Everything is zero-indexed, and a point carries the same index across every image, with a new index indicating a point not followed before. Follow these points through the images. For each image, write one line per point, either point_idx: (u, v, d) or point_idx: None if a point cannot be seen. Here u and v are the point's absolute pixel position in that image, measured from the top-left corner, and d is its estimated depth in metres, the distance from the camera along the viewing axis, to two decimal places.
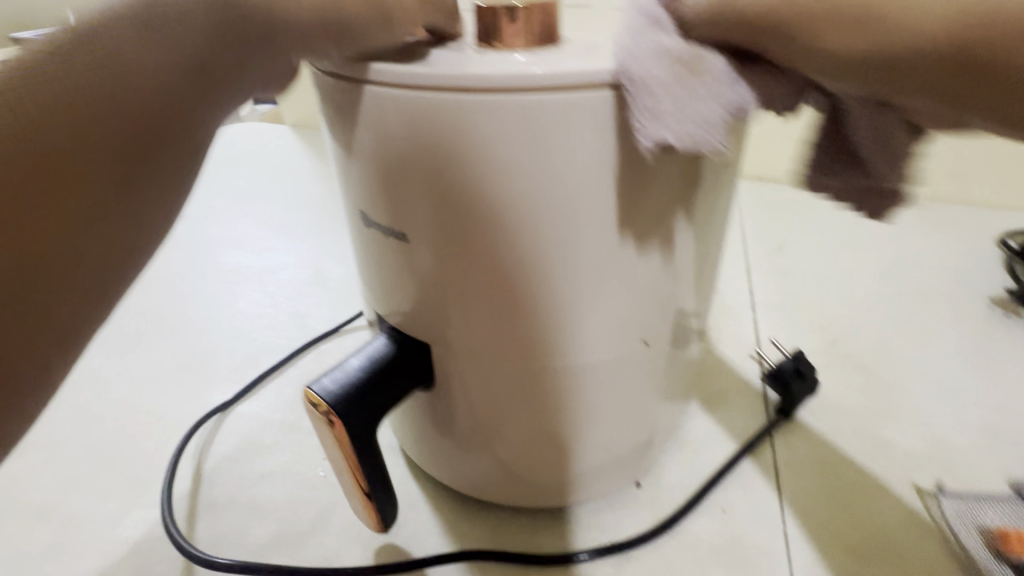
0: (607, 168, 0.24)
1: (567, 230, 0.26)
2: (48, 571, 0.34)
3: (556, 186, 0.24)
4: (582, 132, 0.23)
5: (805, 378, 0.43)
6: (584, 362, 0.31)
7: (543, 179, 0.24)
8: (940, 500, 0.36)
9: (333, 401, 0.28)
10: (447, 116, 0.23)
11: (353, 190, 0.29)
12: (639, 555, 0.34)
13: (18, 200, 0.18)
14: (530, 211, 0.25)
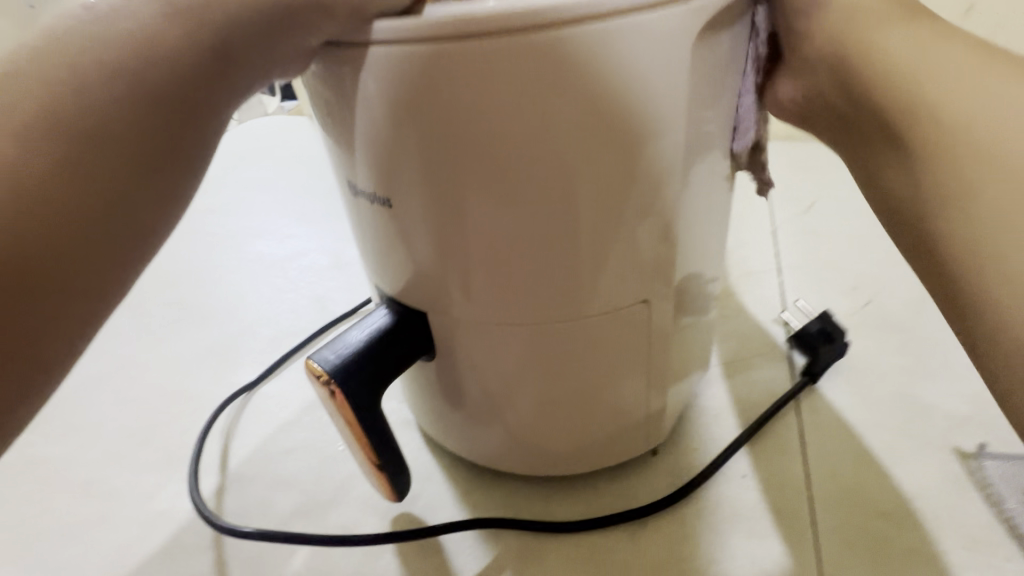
0: (581, 109, 0.23)
1: (561, 176, 0.25)
2: (94, 540, 0.37)
3: (546, 131, 0.24)
4: (551, 75, 0.22)
5: (834, 340, 0.40)
6: (589, 317, 0.30)
7: (516, 126, 0.23)
8: (984, 464, 0.35)
9: (332, 371, 0.28)
10: (414, 64, 0.22)
11: (342, 162, 0.29)
12: (654, 522, 0.34)
13: (55, 181, 0.19)
14: (520, 159, 0.24)
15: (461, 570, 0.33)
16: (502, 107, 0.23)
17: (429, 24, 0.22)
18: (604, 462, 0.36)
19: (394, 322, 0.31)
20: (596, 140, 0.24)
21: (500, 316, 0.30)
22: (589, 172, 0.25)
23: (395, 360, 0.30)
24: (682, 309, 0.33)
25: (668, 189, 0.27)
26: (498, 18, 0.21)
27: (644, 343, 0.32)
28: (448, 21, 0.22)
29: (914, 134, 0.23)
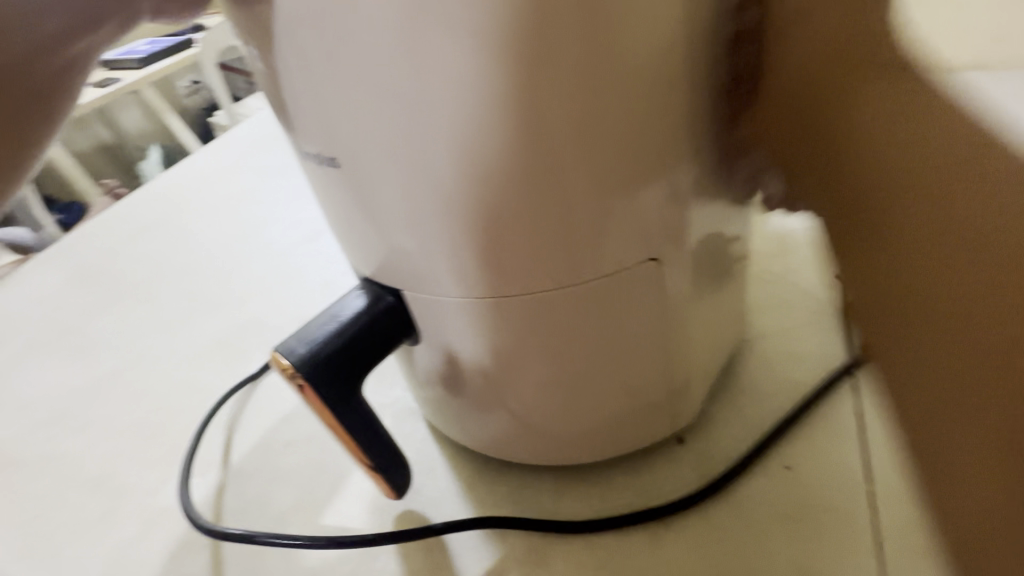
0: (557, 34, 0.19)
1: (525, 112, 0.20)
2: (102, 535, 0.36)
3: (497, 55, 0.19)
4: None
5: None
6: (581, 285, 0.25)
7: (474, 58, 0.19)
8: None
9: (301, 365, 0.24)
10: None
11: (286, 121, 0.25)
12: (681, 523, 0.29)
13: None
14: (472, 95, 0.20)
15: (463, 573, 0.30)
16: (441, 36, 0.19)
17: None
18: (622, 449, 0.32)
19: (368, 302, 0.27)
20: (566, 62, 0.19)
21: (478, 291, 0.26)
22: (560, 105, 0.20)
23: (376, 348, 0.27)
24: (697, 265, 0.29)
25: (663, 121, 0.23)
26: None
27: (651, 309, 0.28)
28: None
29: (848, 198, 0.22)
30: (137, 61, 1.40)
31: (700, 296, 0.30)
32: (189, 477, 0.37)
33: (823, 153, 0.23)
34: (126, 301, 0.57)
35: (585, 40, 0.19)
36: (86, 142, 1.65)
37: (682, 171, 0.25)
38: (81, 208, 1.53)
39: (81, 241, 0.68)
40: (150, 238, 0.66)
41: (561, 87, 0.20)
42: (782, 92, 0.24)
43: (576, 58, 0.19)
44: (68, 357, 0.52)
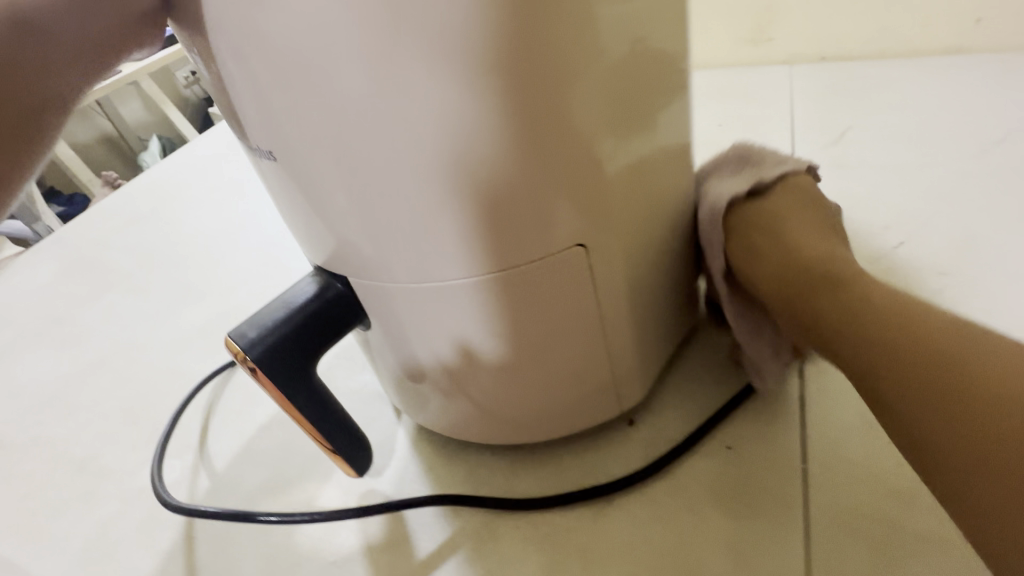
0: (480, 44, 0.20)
1: (442, 99, 0.21)
2: (85, 513, 0.38)
3: (407, 46, 0.20)
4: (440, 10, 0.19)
5: None
6: (512, 270, 0.26)
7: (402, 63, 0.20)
8: None
9: (249, 349, 0.25)
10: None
11: (227, 116, 0.26)
12: (624, 500, 0.31)
13: None
14: (387, 81, 0.21)
15: (416, 547, 0.31)
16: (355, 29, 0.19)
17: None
18: (572, 430, 0.33)
19: (318, 288, 0.28)
20: (476, 50, 0.20)
21: (416, 277, 0.26)
22: (472, 93, 0.21)
23: (325, 333, 0.28)
24: (636, 253, 0.29)
25: (579, 108, 0.23)
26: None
27: (585, 294, 0.28)
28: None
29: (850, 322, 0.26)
30: None
31: (642, 282, 0.31)
32: (162, 457, 0.39)
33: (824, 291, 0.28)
34: (115, 292, 0.59)
35: (490, 29, 0.20)
36: (87, 135, 1.67)
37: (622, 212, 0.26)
38: (83, 201, 1.55)
39: (73, 233, 0.70)
40: (139, 230, 0.68)
41: (473, 75, 0.21)
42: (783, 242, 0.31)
43: (483, 45, 0.20)
44: (58, 346, 0.54)
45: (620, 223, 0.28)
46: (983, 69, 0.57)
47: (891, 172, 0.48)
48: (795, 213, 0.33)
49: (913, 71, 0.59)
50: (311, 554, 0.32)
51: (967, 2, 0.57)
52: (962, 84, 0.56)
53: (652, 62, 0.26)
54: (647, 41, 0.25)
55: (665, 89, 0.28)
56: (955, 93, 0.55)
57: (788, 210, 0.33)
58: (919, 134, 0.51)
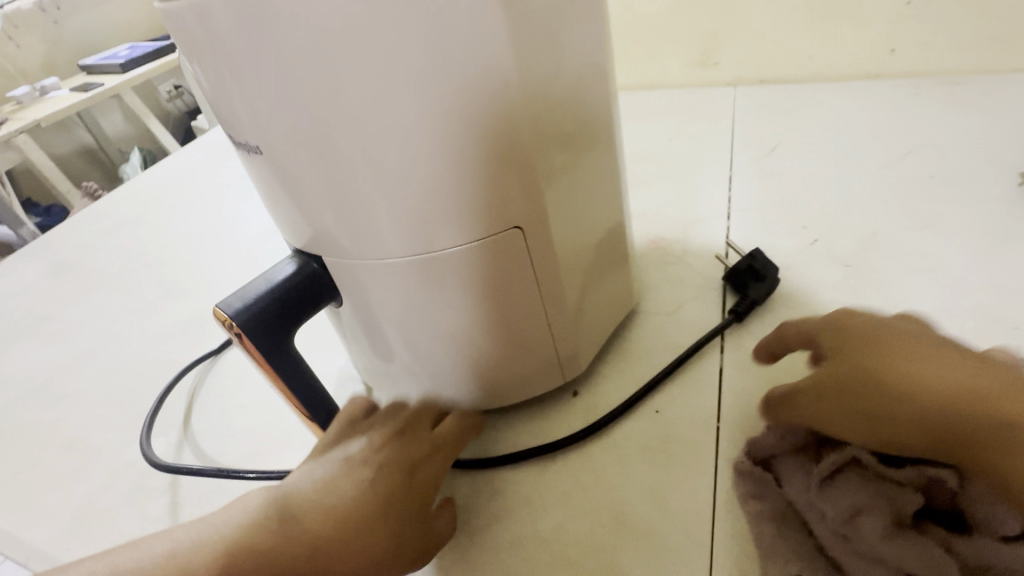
0: (435, 66, 0.25)
1: (397, 98, 0.25)
2: (75, 487, 0.41)
3: (366, 54, 0.24)
4: (402, 37, 0.24)
5: (763, 278, 0.41)
6: (461, 248, 0.30)
7: (371, 79, 0.25)
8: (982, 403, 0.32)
9: (235, 316, 0.30)
10: (263, 17, 0.23)
11: (220, 115, 0.30)
12: (565, 456, 0.35)
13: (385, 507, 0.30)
14: (351, 82, 0.25)
15: None
16: (324, 40, 0.24)
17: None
18: (521, 397, 0.38)
19: (296, 267, 0.32)
20: (424, 59, 0.25)
21: (376, 252, 0.31)
22: (422, 93, 0.25)
23: (302, 307, 0.32)
24: (574, 241, 0.34)
25: (516, 109, 0.27)
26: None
27: (526, 273, 0.33)
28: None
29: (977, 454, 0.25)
30: (118, 66, 1.45)
31: (581, 264, 0.35)
32: (152, 433, 0.42)
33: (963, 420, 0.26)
34: (102, 290, 0.62)
35: (437, 42, 0.24)
36: (66, 147, 1.67)
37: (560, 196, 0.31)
38: (61, 212, 1.55)
39: (62, 237, 0.72)
40: (126, 234, 0.71)
41: (422, 79, 0.25)
42: (877, 389, 0.27)
43: (431, 55, 0.25)
44: (48, 340, 0.56)
45: (556, 211, 0.32)
46: (898, 92, 0.64)
47: (815, 180, 0.54)
48: (868, 355, 0.28)
49: (837, 95, 0.67)
50: None
51: (881, 34, 0.64)
52: (879, 104, 0.63)
53: (585, 78, 0.31)
54: (579, 60, 0.30)
55: (599, 101, 0.33)
56: (871, 112, 0.62)
57: (843, 361, 0.29)
58: (840, 148, 0.57)
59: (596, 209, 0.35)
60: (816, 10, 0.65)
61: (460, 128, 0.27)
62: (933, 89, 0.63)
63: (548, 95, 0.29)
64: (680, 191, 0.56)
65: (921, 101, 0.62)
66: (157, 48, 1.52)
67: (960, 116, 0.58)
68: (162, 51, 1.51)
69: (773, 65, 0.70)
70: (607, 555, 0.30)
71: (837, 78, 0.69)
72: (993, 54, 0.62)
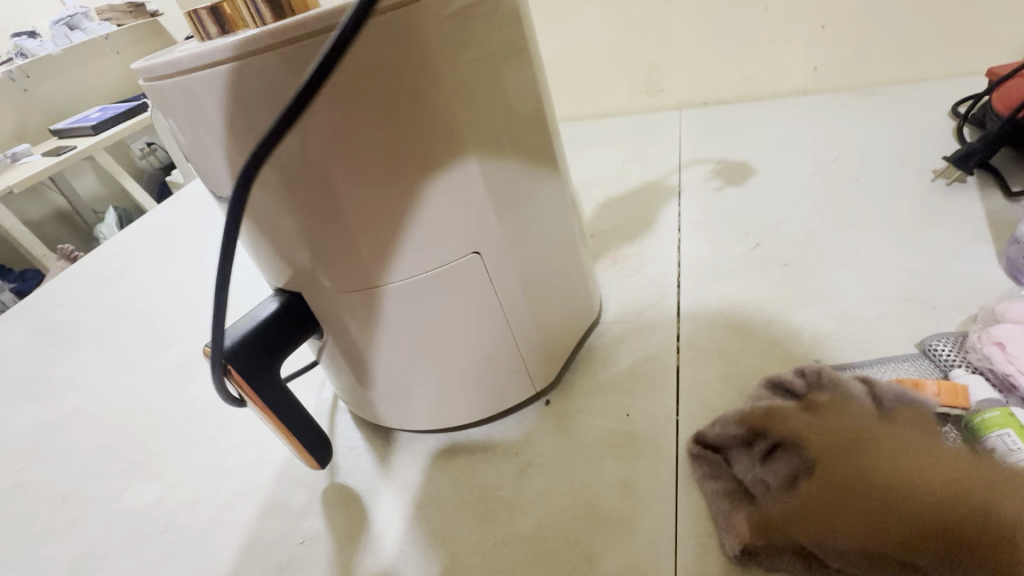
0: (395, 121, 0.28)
1: (361, 150, 0.29)
2: (72, 537, 0.42)
3: (327, 116, 0.27)
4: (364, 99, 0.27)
5: None
6: (429, 275, 0.34)
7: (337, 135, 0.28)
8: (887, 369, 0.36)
9: (226, 353, 0.32)
10: (243, 89, 0.27)
11: (205, 174, 0.33)
12: (540, 462, 0.37)
13: None
14: (317, 140, 0.28)
15: (375, 521, 0.37)
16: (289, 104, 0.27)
17: (214, 51, 0.26)
18: (497, 408, 0.40)
19: (278, 303, 0.35)
20: (378, 116, 0.28)
21: (354, 285, 0.34)
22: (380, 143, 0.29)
23: (286, 339, 0.35)
24: (534, 260, 0.38)
25: (464, 152, 0.31)
26: (254, 40, 0.26)
27: (489, 294, 0.36)
28: (232, 47, 0.26)
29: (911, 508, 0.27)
30: (90, 128, 1.47)
31: (540, 283, 0.39)
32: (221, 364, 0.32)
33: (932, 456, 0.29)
34: (89, 345, 0.63)
35: (388, 100, 0.28)
36: (38, 211, 1.64)
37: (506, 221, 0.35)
38: (37, 275, 1.54)
39: (47, 300, 0.74)
40: (112, 290, 0.73)
41: (378, 132, 0.28)
42: None
43: (386, 112, 0.28)
44: (37, 400, 0.57)
45: (510, 237, 0.36)
46: (823, 107, 0.71)
47: (754, 190, 0.59)
48: None
49: (771, 112, 0.73)
50: (281, 539, 0.37)
51: (803, 55, 0.72)
52: (807, 118, 0.69)
53: (525, 119, 0.35)
54: (521, 101, 0.34)
55: (542, 139, 0.37)
56: (803, 124, 0.68)
57: None
58: (775, 160, 0.63)
59: (548, 230, 0.39)
60: (742, 37, 0.72)
61: (420, 171, 0.30)
62: (853, 101, 0.70)
63: (496, 135, 0.33)
64: (634, 209, 0.61)
65: (845, 112, 0.68)
66: (128, 108, 1.55)
67: (880, 121, 0.64)
68: (135, 111, 1.55)
69: (710, 88, 0.77)
70: (583, 545, 0.32)
71: (770, 95, 0.76)
72: (901, 68, 0.70)
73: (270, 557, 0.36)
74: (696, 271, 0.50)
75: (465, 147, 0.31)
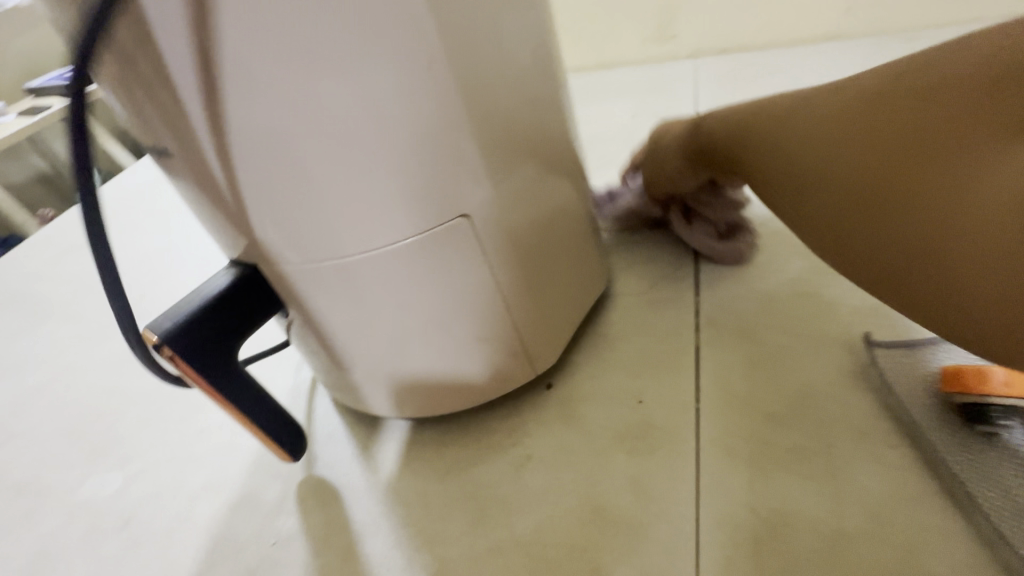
0: (355, 51, 0.23)
1: (317, 93, 0.23)
2: (25, 533, 0.38)
3: (268, 48, 0.22)
4: (314, 20, 0.21)
5: None
6: (410, 244, 0.28)
7: (283, 71, 0.22)
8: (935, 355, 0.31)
9: (165, 337, 0.27)
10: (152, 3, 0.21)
11: (129, 120, 0.27)
12: (541, 455, 0.33)
13: None
14: (259, 81, 0.22)
15: (355, 521, 0.33)
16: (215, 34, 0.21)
17: None
18: (492, 394, 0.36)
19: (232, 277, 0.30)
20: (330, 46, 0.22)
21: (322, 257, 0.28)
22: (342, 83, 0.23)
23: (241, 319, 0.30)
24: (534, 223, 0.32)
25: (444, 93, 0.25)
26: None
27: (481, 267, 0.31)
28: None
29: (912, 237, 0.23)
30: (62, 88, 1.30)
31: (540, 253, 0.34)
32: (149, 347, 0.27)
33: (993, 85, 0.22)
34: (53, 318, 0.58)
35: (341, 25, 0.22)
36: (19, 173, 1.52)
37: (501, 178, 0.29)
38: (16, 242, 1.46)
39: (8, 269, 0.68)
40: (76, 259, 0.67)
41: (334, 68, 0.23)
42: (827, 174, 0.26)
43: (342, 40, 0.22)
44: None
45: (504, 200, 0.30)
46: (858, 52, 0.63)
47: None
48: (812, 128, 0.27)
49: (798, 59, 0.65)
50: (251, 540, 0.33)
51: None
52: (841, 67, 0.62)
53: (524, 54, 0.28)
54: (521, 27, 0.28)
55: (543, 80, 0.31)
56: (835, 73, 0.61)
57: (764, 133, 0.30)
58: None
59: (549, 191, 0.33)
60: None
61: (393, 116, 0.25)
62: (891, 46, 0.62)
63: (492, 69, 0.27)
64: None
65: (882, 58, 0.61)
66: None
67: None
68: None
69: (731, 33, 0.69)
70: (588, 554, 0.28)
71: (798, 40, 0.68)
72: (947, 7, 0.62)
73: (239, 560, 0.33)
74: None
75: (449, 86, 0.25)
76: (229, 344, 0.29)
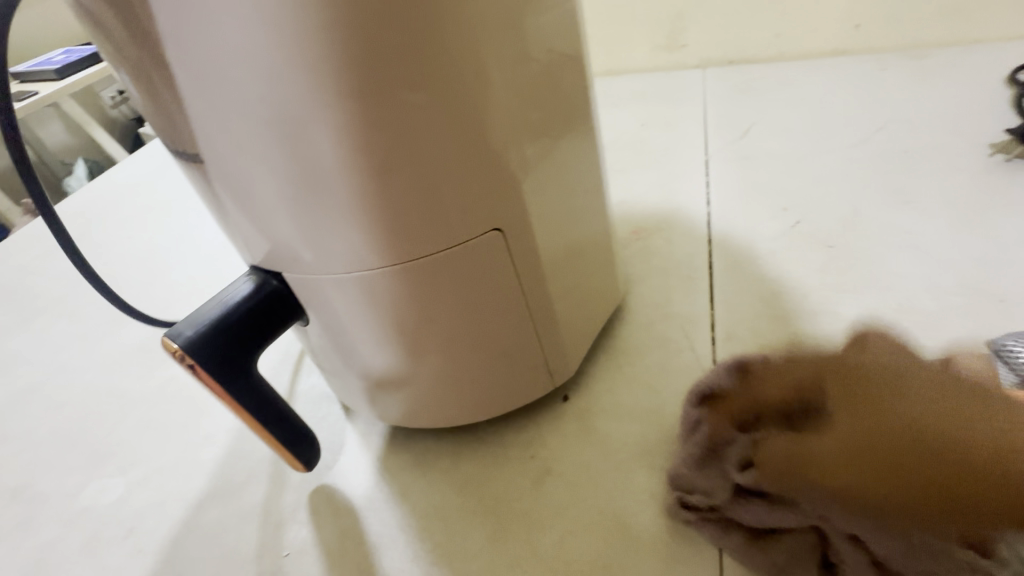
0: (396, 63, 0.22)
1: (355, 105, 0.22)
2: (22, 539, 0.37)
3: (310, 60, 0.21)
4: (358, 32, 0.21)
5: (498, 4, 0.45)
6: (436, 256, 0.28)
7: (321, 81, 0.22)
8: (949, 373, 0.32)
9: (187, 346, 0.26)
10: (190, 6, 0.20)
11: (155, 121, 0.26)
12: (559, 469, 0.33)
13: None
14: (296, 89, 0.22)
15: (370, 533, 0.32)
16: (258, 38, 0.20)
17: None
18: (509, 406, 0.35)
19: (254, 285, 0.29)
20: (375, 60, 0.22)
21: (348, 267, 0.28)
22: (381, 95, 0.22)
23: (263, 328, 0.29)
24: (558, 237, 0.32)
25: (484, 109, 0.25)
26: None
27: (506, 281, 0.31)
28: None
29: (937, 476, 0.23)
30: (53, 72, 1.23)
31: (562, 265, 0.33)
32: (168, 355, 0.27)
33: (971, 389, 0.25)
34: (46, 316, 0.56)
35: (378, 23, 0.21)
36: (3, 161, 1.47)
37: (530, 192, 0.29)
38: None
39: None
40: (71, 254, 0.65)
41: (368, 68, 0.22)
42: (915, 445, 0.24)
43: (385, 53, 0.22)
44: None
45: (532, 214, 0.30)
46: (864, 69, 0.64)
47: (790, 161, 0.53)
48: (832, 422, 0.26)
49: (805, 74, 0.66)
50: (262, 552, 0.33)
51: (846, 11, 0.65)
52: (847, 82, 0.62)
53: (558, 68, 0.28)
54: (555, 41, 0.28)
55: (572, 94, 0.30)
56: (843, 89, 0.62)
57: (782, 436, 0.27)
58: (813, 128, 0.57)
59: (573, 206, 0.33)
60: None
61: (430, 130, 0.24)
62: (897, 64, 0.63)
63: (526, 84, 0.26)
64: (656, 179, 0.55)
65: (889, 76, 0.62)
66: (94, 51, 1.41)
67: (927, 88, 0.58)
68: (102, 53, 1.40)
69: (740, 45, 0.70)
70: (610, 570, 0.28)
71: (805, 54, 0.69)
72: (952, 28, 0.63)
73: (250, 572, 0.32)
74: (730, 251, 0.45)
75: (487, 100, 0.25)
76: (250, 353, 0.29)
